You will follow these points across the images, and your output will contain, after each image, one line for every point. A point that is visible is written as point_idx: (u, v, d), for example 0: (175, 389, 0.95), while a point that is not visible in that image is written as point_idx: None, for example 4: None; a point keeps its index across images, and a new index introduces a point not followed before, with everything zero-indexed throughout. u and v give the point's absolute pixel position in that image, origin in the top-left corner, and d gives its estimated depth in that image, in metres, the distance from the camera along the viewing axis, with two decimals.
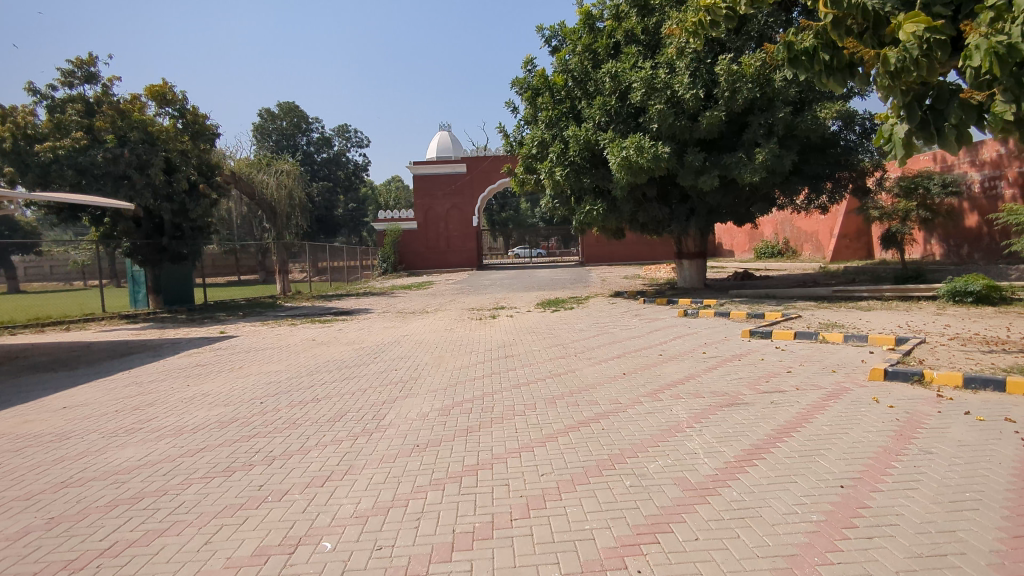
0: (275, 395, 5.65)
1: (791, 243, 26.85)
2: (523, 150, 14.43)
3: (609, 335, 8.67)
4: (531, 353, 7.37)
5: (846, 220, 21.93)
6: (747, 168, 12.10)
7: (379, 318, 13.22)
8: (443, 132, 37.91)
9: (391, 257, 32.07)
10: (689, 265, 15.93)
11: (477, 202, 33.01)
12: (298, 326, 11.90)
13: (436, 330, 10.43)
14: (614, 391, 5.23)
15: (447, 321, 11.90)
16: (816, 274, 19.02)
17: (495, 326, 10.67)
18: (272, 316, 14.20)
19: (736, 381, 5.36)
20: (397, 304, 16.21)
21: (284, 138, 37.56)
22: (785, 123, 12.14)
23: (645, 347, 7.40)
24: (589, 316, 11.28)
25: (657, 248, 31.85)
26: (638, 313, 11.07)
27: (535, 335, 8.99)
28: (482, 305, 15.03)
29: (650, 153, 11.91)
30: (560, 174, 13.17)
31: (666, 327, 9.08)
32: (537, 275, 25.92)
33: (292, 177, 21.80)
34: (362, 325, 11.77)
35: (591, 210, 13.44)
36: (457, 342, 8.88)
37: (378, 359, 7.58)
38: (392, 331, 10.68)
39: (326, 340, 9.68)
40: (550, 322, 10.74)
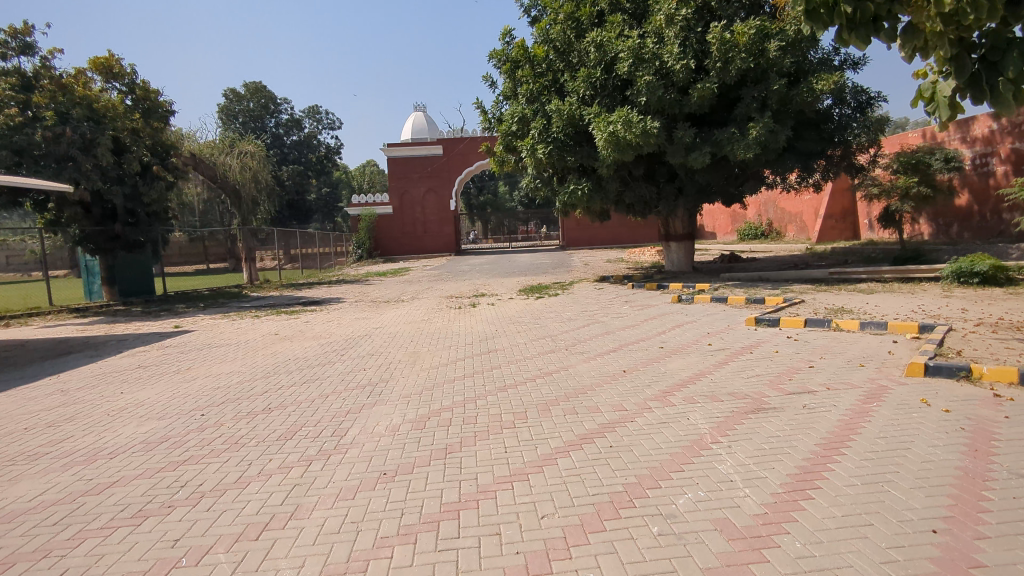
0: (220, 405, 4.85)
1: (775, 224, 26.41)
2: (502, 127, 13.58)
3: (600, 324, 7.98)
4: (515, 348, 6.64)
5: (832, 200, 21.47)
6: (740, 143, 11.42)
7: (350, 308, 12.41)
8: (417, 114, 36.83)
9: (367, 243, 31.09)
10: (677, 248, 15.27)
11: (454, 185, 32.09)
12: (262, 319, 11.05)
13: (411, 321, 9.67)
14: (616, 394, 4.51)
15: (423, 311, 11.14)
16: (804, 255, 18.52)
17: (475, 315, 9.94)
18: (235, 307, 13.32)
19: (755, 380, 4.67)
20: (371, 293, 15.38)
21: (252, 120, 36.14)
22: (779, 95, 11.47)
23: (642, 339, 6.70)
24: (576, 303, 10.56)
25: (639, 231, 31.26)
26: (627, 299, 10.39)
27: (519, 326, 8.25)
28: (460, 292, 14.29)
29: (639, 128, 11.17)
30: (542, 151, 12.39)
31: (661, 315, 8.40)
32: (516, 260, 25.20)
33: (258, 159, 20.72)
34: (331, 317, 10.95)
35: (575, 190, 12.69)
36: (435, 334, 8.12)
37: (345, 357, 6.78)
38: (363, 322, 9.88)
39: (290, 335, 8.86)
40: (534, 310, 10.02)
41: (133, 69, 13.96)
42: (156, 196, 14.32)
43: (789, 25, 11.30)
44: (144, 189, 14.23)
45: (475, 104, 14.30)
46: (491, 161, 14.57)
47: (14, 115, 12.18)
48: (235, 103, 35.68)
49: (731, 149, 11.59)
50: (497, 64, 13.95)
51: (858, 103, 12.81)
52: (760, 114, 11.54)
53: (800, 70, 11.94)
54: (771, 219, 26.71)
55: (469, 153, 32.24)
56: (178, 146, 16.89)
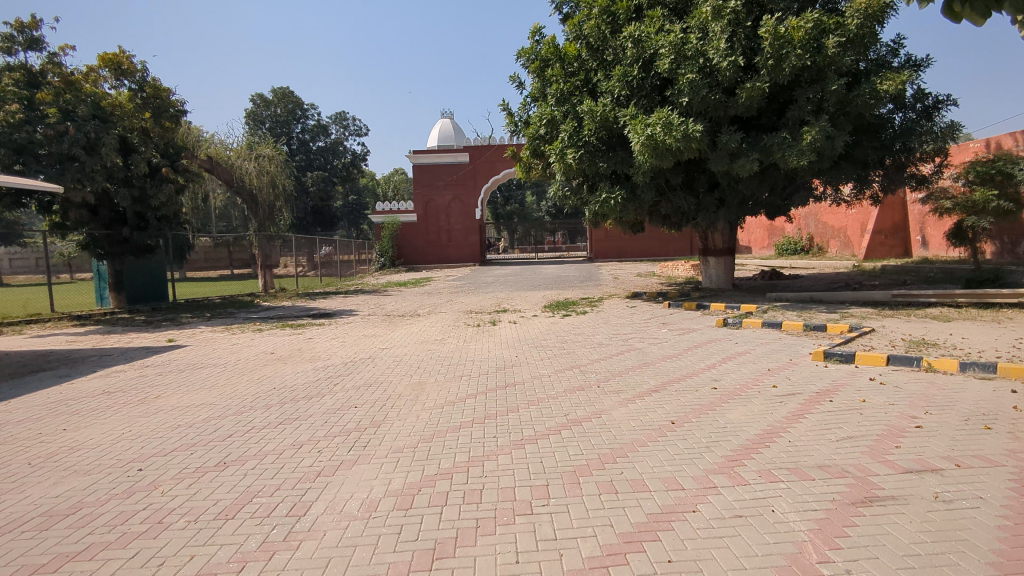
0: (167, 455, 3.91)
1: (817, 239, 24.96)
2: (529, 130, 12.61)
3: (636, 352, 6.92)
4: (537, 382, 5.62)
5: (882, 215, 20.05)
6: (793, 150, 10.31)
7: (362, 322, 11.52)
8: (444, 121, 36.08)
9: (389, 251, 30.41)
10: (716, 263, 14.12)
11: (479, 194, 31.23)
12: (266, 333, 10.19)
13: (424, 340, 8.72)
14: (664, 461, 3.47)
15: (439, 328, 10.20)
16: (852, 273, 17.18)
17: (496, 335, 8.96)
18: (241, 319, 12.50)
19: (849, 444, 3.58)
20: (387, 305, 14.50)
21: (279, 125, 35.79)
22: (838, 97, 10.30)
23: (689, 375, 5.62)
24: (608, 323, 9.51)
25: (670, 243, 30.01)
26: (665, 321, 9.31)
27: (543, 352, 7.24)
28: (481, 307, 13.32)
29: (680, 131, 10.13)
30: (573, 156, 11.39)
31: (706, 342, 7.31)
32: (542, 272, 24.18)
33: (278, 163, 20.23)
34: (339, 332, 10.06)
35: (608, 199, 11.67)
36: (449, 358, 7.15)
37: (339, 387, 5.82)
38: (371, 340, 8.96)
39: (288, 354, 7.97)
40: (559, 331, 9.01)
41: (143, 65, 13.42)
42: (163, 198, 13.70)
43: (851, 19, 10.14)
44: (149, 190, 13.61)
45: (501, 105, 13.36)
46: (517, 168, 13.62)
47: (16, 111, 11.61)
48: (262, 108, 35.42)
49: (781, 157, 10.49)
50: (525, 63, 13.02)
51: (924, 105, 11.51)
52: (816, 117, 10.41)
53: (861, 70, 10.78)
54: (812, 233, 25.30)
55: (495, 161, 31.36)
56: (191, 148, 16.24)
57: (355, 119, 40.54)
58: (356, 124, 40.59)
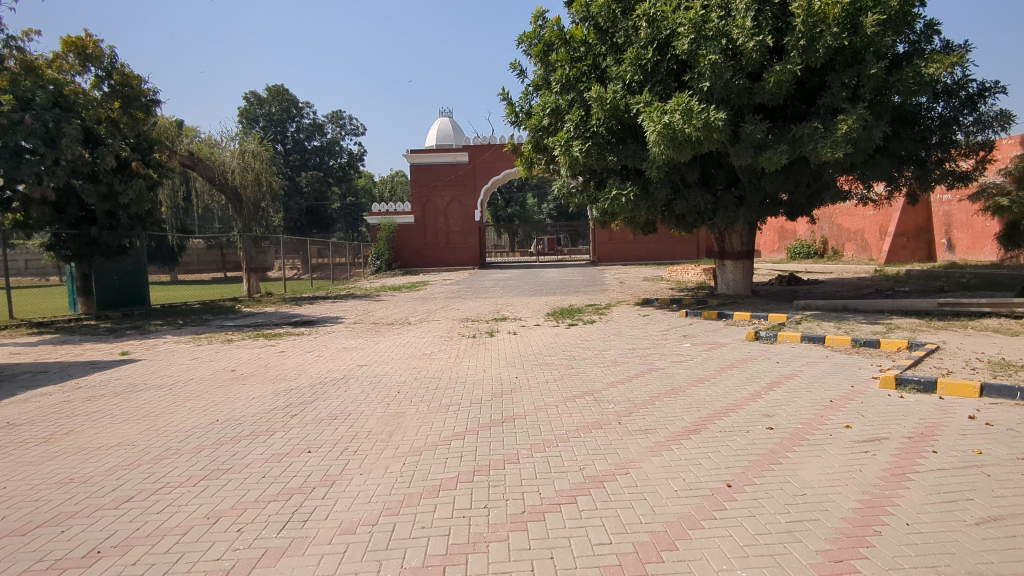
0: (23, 536, 2.79)
1: (832, 242, 23.86)
2: (531, 121, 11.49)
3: (660, 374, 5.81)
4: (541, 416, 4.51)
5: (905, 216, 18.96)
6: (826, 141, 9.24)
7: (346, 331, 10.43)
8: (443, 119, 35.00)
9: (385, 254, 29.33)
10: (733, 267, 13.00)
11: (479, 195, 30.18)
12: (235, 344, 9.08)
13: (410, 354, 7.62)
14: (733, 560, 2.36)
15: (429, 339, 9.11)
16: (875, 278, 16.11)
17: (493, 348, 7.86)
18: (215, 327, 11.40)
19: (997, 532, 2.48)
20: (376, 311, 13.41)
21: (273, 125, 34.52)
22: (878, 81, 9.21)
23: (731, 407, 4.51)
24: (620, 335, 8.40)
25: (676, 247, 28.94)
26: (684, 332, 8.22)
27: (548, 371, 6.14)
28: (478, 314, 12.21)
29: (701, 120, 9.03)
30: (579, 148, 10.26)
31: (740, 361, 6.19)
32: (543, 276, 23.10)
33: (264, 162, 18.40)
34: (317, 343, 8.96)
35: (618, 195, 10.53)
36: (436, 378, 6.05)
37: (298, 419, 4.73)
38: (351, 354, 7.87)
39: (252, 370, 6.87)
40: (565, 344, 7.90)
41: (110, 50, 12.32)
42: (133, 195, 12.49)
43: None
44: (114, 184, 12.43)
45: (500, 94, 12.21)
46: (517, 164, 12.52)
47: None
48: (256, 106, 34.08)
49: (812, 149, 9.42)
50: (527, 49, 11.90)
51: (968, 93, 10.43)
52: (852, 106, 9.34)
53: (900, 53, 9.71)
54: (826, 236, 24.25)
55: (495, 161, 30.29)
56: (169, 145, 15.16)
57: (351, 118, 39.40)
58: (353, 124, 39.43)
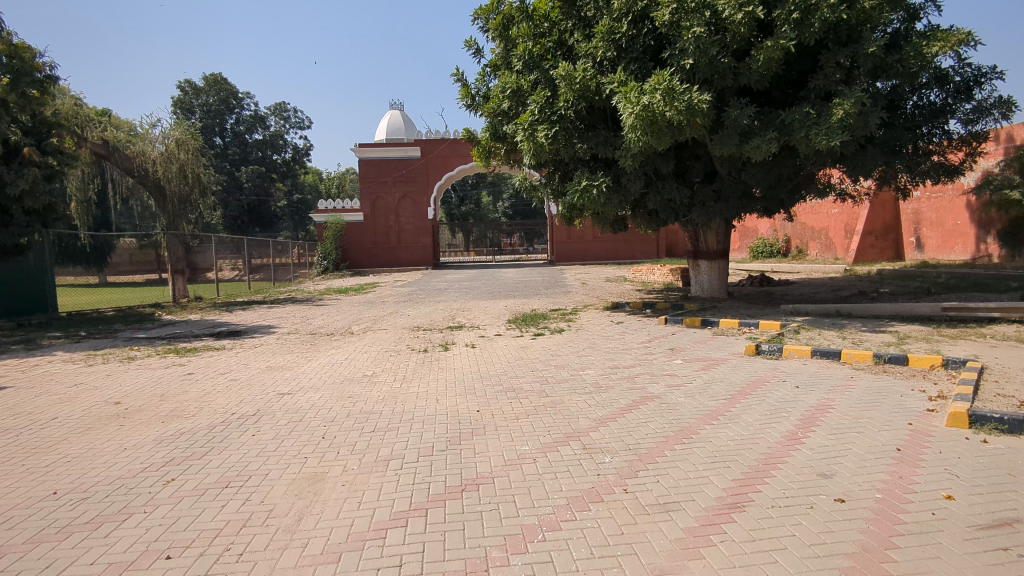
0: None
1: (794, 241, 23.40)
2: (489, 105, 10.23)
3: (658, 404, 4.64)
4: (516, 480, 3.27)
5: (873, 214, 18.52)
6: (820, 128, 8.29)
7: (277, 344, 8.94)
8: (394, 112, 33.39)
9: (333, 254, 27.64)
10: (708, 268, 12.04)
11: (432, 191, 28.78)
12: (136, 362, 7.50)
13: (348, 376, 6.27)
14: None
15: (373, 354, 7.75)
16: (848, 279, 15.46)
17: (449, 367, 6.56)
18: (122, 340, 9.74)
19: None
20: (316, 318, 11.94)
21: (210, 115, 32.34)
22: (875, 61, 8.31)
23: (771, 461, 3.37)
24: (597, 348, 7.21)
25: (636, 246, 28.12)
26: (671, 345, 7.09)
27: (518, 402, 4.90)
28: (432, 321, 10.90)
29: (683, 101, 7.93)
30: (545, 134, 9.04)
31: (751, 384, 5.09)
32: (501, 276, 21.92)
33: (193, 153, 16.00)
34: (237, 361, 7.48)
35: (589, 187, 9.35)
36: (377, 413, 4.74)
37: (177, 486, 3.35)
38: (275, 376, 6.47)
39: (142, 401, 5.41)
40: (534, 360, 6.66)
41: None
42: (26, 184, 10.58)
43: None
44: (1, 174, 10.50)
45: (454, 75, 10.88)
46: (473, 154, 11.22)
47: None
48: (192, 96, 31.92)
49: (804, 137, 8.47)
50: (483, 25, 10.63)
51: (962, 79, 9.66)
52: (846, 88, 8.43)
53: (895, 32, 8.85)
54: (789, 235, 23.76)
55: (450, 156, 28.91)
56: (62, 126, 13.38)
57: (296, 111, 37.33)
58: (298, 117, 37.36)
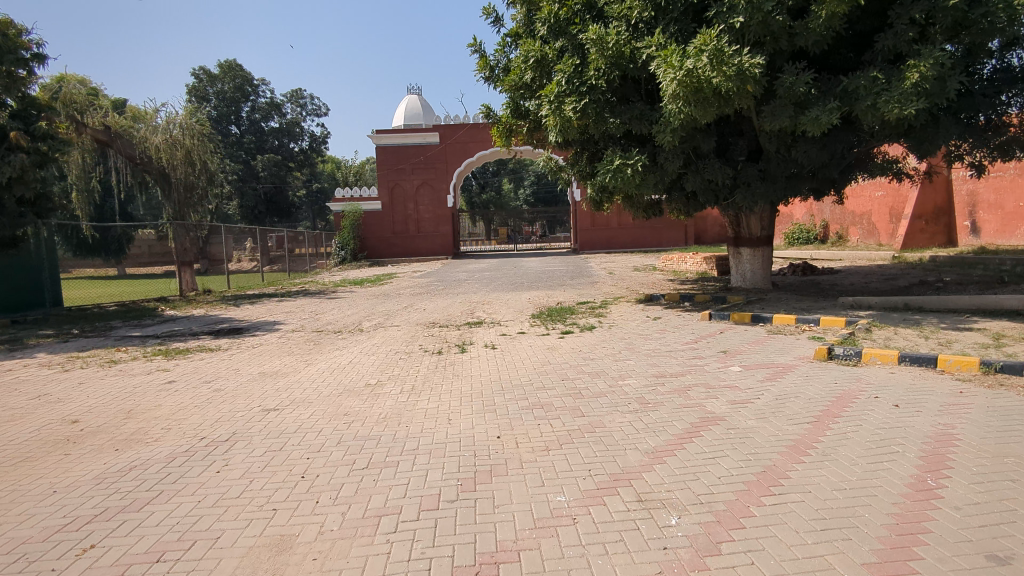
0: None
1: (833, 226, 22.12)
2: (510, 77, 9.28)
3: (724, 431, 3.68)
4: (552, 558, 2.34)
5: (923, 197, 17.22)
6: (890, 96, 7.21)
7: (277, 344, 8.09)
8: (412, 96, 32.43)
9: (351, 244, 26.91)
10: (750, 256, 11.00)
11: (452, 178, 27.86)
12: (116, 367, 6.71)
13: (346, 387, 5.39)
14: None
15: (380, 357, 6.87)
16: (899, 267, 14.26)
17: (464, 374, 5.65)
18: (115, 339, 9.01)
19: None
20: (326, 313, 11.14)
21: (226, 103, 31.76)
22: (956, 17, 7.19)
23: (908, 530, 2.40)
24: (635, 351, 6.25)
25: (662, 233, 26.98)
26: (722, 347, 6.10)
27: (547, 426, 3.97)
28: (449, 316, 10.02)
29: (733, 66, 6.92)
30: (574, 108, 8.07)
31: (836, 401, 4.10)
32: (523, 266, 20.98)
33: (198, 138, 15.25)
34: (228, 365, 6.65)
35: (622, 166, 8.35)
36: (374, 441, 3.86)
37: (94, 558, 2.49)
38: (265, 386, 5.61)
39: (103, 420, 4.59)
40: (564, 366, 5.71)
41: None
42: (11, 171, 9.84)
43: None
44: None
45: (471, 45, 9.93)
46: (491, 133, 10.27)
47: None
48: (206, 83, 31.36)
49: (869, 106, 7.40)
50: None
51: None
52: (920, 49, 7.34)
53: None
54: (827, 220, 22.49)
55: (469, 141, 27.95)
56: (58, 110, 12.69)
57: (313, 97, 36.57)
58: (314, 103, 36.59)
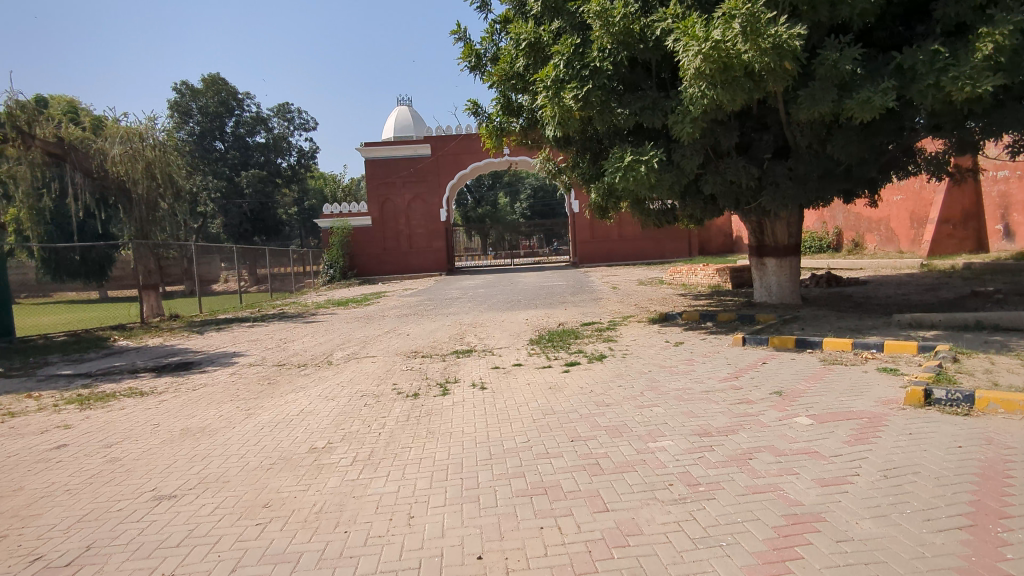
0: None
1: (848, 234, 20.85)
2: (501, 65, 8.04)
3: (835, 548, 2.34)
4: None
5: (949, 199, 15.97)
6: (959, 72, 5.94)
7: (225, 384, 6.74)
8: (402, 107, 31.32)
9: (340, 261, 25.64)
10: (776, 267, 9.70)
11: (445, 192, 26.63)
12: (9, 422, 5.33)
13: (284, 454, 4.05)
14: None
15: (340, 401, 5.51)
16: (934, 275, 12.94)
17: (440, 431, 4.29)
18: (38, 379, 7.60)
19: None
20: (296, 341, 9.78)
21: (209, 119, 30.59)
22: None
23: None
24: (662, 392, 4.90)
25: (665, 244, 25.69)
26: (774, 386, 4.75)
27: (553, 534, 2.63)
28: (435, 344, 8.67)
29: (770, 37, 5.66)
30: (574, 95, 6.81)
31: (981, 484, 2.78)
32: (520, 281, 19.72)
33: (160, 150, 14.03)
34: (149, 417, 5.29)
35: (634, 164, 7.04)
36: (289, 566, 2.52)
37: None
38: (181, 451, 4.27)
39: None
40: (571, 417, 4.36)
41: None
42: None
43: None
44: None
45: (454, 32, 8.70)
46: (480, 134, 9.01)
47: None
48: (189, 98, 30.25)
49: (931, 85, 6.13)
50: None
51: None
52: (991, 15, 6.07)
53: None
54: (840, 227, 21.21)
55: (462, 153, 26.71)
56: None
57: (300, 111, 35.38)
58: (302, 118, 35.36)
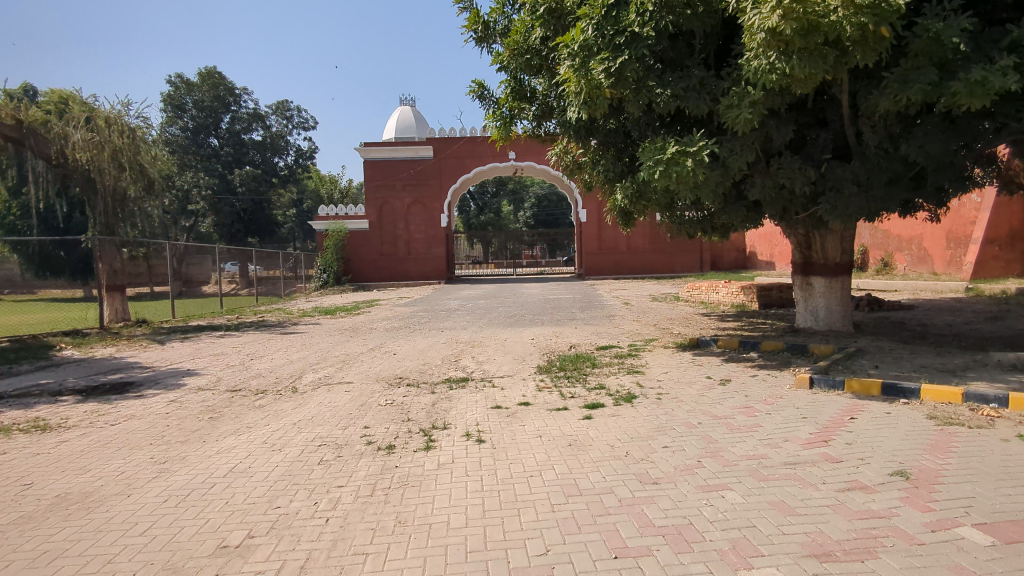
0: None
1: (874, 253, 19.51)
2: (514, 35, 6.71)
3: None
4: None
5: (995, 219, 14.64)
6: None
7: (156, 417, 5.34)
8: (405, 108, 30.15)
9: (333, 266, 24.39)
10: (825, 289, 8.34)
11: (446, 196, 25.31)
12: None
13: (174, 558, 2.66)
14: None
15: (289, 454, 4.12)
16: (986, 301, 11.60)
17: (413, 523, 2.90)
18: None
19: None
20: (264, 358, 8.38)
21: (203, 113, 29.27)
22: None
23: None
24: (729, 463, 3.52)
25: (676, 258, 24.38)
26: (891, 461, 3.39)
27: None
28: (424, 367, 7.32)
29: None
30: (605, 68, 5.50)
31: None
32: (524, 293, 18.39)
33: (131, 137, 12.64)
34: (27, 470, 3.89)
35: (677, 158, 5.69)
36: None
37: None
38: (31, 542, 2.87)
39: None
40: (610, 508, 2.96)
41: None
42: None
43: None
44: None
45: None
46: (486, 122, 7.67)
47: None
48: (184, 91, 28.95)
49: None
50: None
51: None
52: None
53: None
54: (865, 245, 19.87)
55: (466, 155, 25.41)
56: None
57: (299, 110, 34.12)
58: (302, 116, 34.10)
